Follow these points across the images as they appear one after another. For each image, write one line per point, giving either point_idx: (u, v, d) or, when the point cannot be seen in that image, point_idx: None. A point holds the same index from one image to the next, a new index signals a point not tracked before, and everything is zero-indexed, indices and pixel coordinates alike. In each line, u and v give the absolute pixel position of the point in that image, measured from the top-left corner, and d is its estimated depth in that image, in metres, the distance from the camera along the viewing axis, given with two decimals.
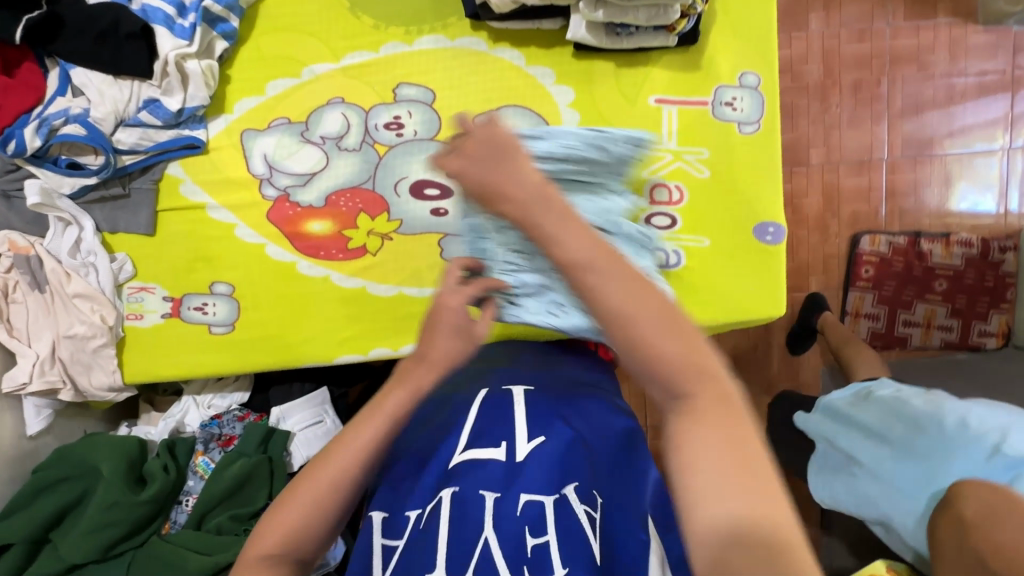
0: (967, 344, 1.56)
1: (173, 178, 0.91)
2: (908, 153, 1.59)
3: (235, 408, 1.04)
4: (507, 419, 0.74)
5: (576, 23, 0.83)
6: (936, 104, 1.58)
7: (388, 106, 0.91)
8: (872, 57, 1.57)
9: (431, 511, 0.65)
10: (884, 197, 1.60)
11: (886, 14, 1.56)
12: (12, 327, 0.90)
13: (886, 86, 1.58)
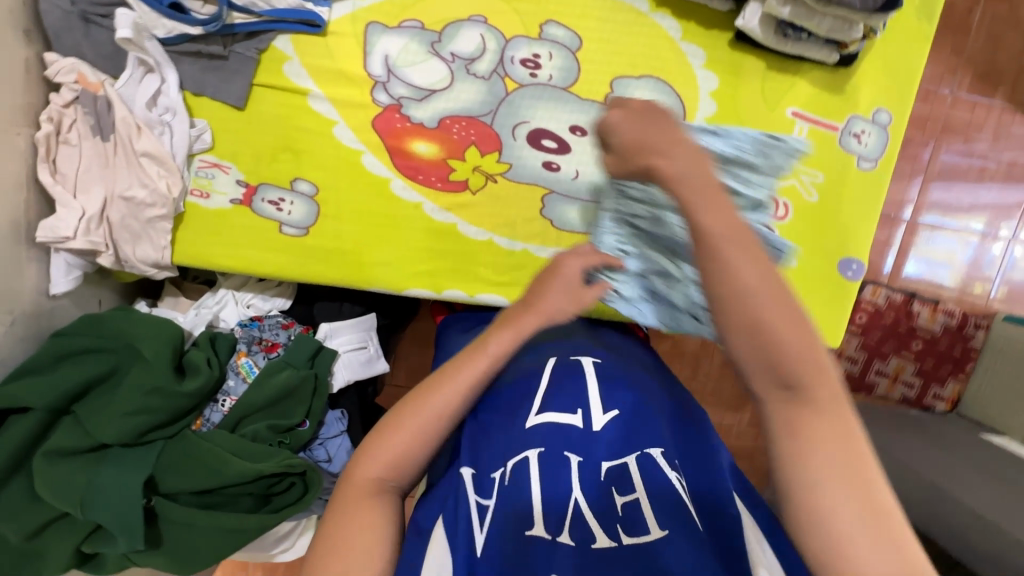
0: (920, 404, 1.67)
1: (279, 52, 0.81)
2: (931, 217, 1.66)
3: (278, 314, 0.97)
4: (581, 388, 0.73)
5: (753, 12, 0.80)
6: (967, 179, 1.66)
7: (530, 41, 0.85)
8: (927, 119, 1.64)
9: (516, 468, 0.64)
10: (895, 253, 1.67)
11: (953, 82, 1.63)
12: (56, 171, 0.77)
13: (931, 149, 1.65)
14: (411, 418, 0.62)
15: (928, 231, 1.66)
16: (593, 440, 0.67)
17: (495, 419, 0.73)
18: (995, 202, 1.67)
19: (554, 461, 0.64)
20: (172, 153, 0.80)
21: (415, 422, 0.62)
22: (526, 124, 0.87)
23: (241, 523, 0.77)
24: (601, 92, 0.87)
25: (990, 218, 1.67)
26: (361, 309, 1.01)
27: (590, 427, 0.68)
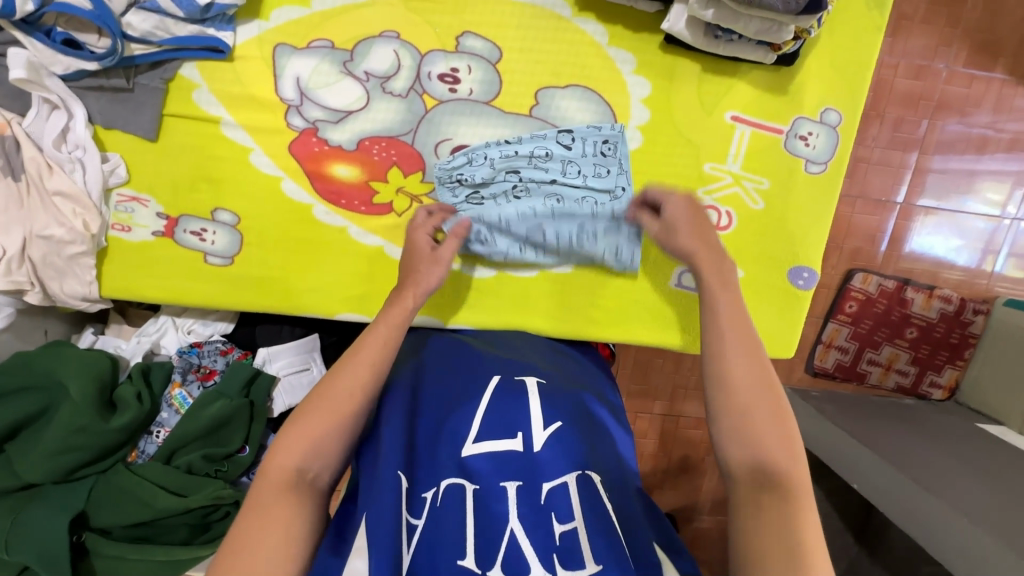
0: (916, 392, 1.62)
1: (186, 81, 0.79)
2: (925, 201, 1.55)
3: (218, 339, 0.97)
4: (523, 408, 0.70)
5: (677, 14, 0.74)
6: (964, 155, 1.54)
7: (447, 54, 0.81)
8: (920, 97, 1.51)
9: (449, 493, 0.63)
10: (887, 239, 1.57)
11: (948, 56, 1.50)
12: None
13: (926, 127, 1.52)
14: (321, 417, 0.60)
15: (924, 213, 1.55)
16: (537, 466, 0.65)
17: (428, 435, 0.69)
18: (996, 171, 1.55)
19: (489, 492, 0.63)
20: (87, 190, 0.79)
21: (322, 420, 0.60)
22: (449, 141, 0.84)
23: (173, 555, 0.79)
24: (525, 104, 0.83)
25: (992, 193, 1.56)
26: (303, 331, 1.00)
27: (531, 452, 0.66)
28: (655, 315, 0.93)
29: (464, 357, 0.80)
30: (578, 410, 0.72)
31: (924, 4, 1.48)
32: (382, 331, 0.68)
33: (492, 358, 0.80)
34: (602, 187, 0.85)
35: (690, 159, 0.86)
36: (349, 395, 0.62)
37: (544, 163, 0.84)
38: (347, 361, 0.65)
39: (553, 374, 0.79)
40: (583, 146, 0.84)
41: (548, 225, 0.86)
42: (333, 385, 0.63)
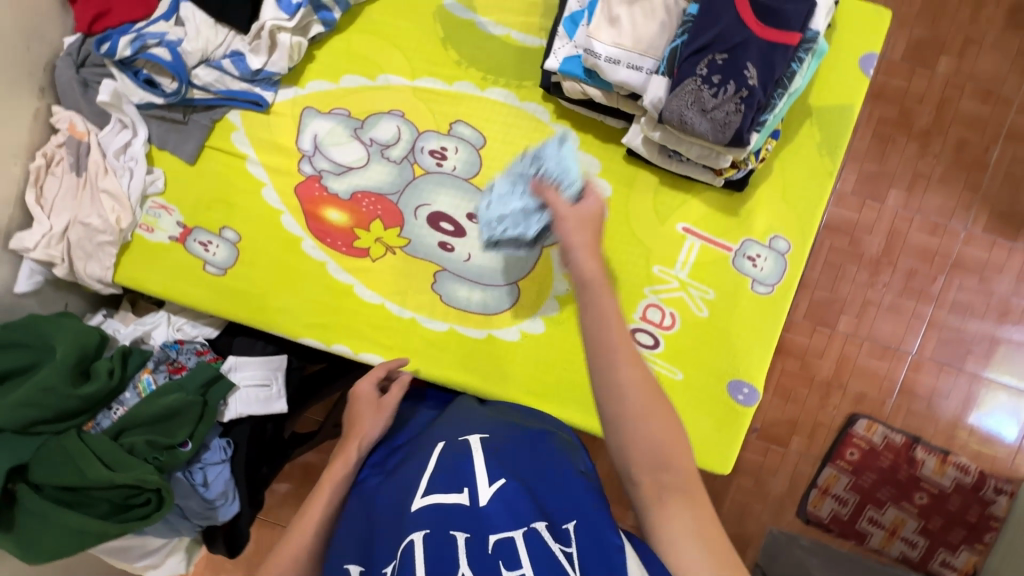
0: (924, 568, 1.44)
1: (229, 123, 0.97)
2: (938, 358, 1.47)
3: (200, 341, 1.09)
4: (467, 469, 0.69)
5: (633, 132, 0.85)
6: (983, 318, 1.46)
7: (440, 135, 0.95)
8: (936, 253, 1.47)
9: (401, 556, 0.60)
10: (897, 391, 1.47)
11: (966, 217, 1.47)
12: (40, 195, 0.95)
13: (941, 284, 1.47)
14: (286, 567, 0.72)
15: (937, 370, 1.46)
16: (482, 519, 0.61)
17: (384, 517, 0.69)
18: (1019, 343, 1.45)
19: (439, 538, 0.60)
20: (130, 191, 0.96)
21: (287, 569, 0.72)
22: (427, 206, 0.96)
23: (85, 526, 0.84)
24: None
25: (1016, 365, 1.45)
26: (272, 349, 1.11)
27: (476, 504, 0.63)
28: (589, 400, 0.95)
29: (435, 427, 0.83)
30: (525, 467, 0.69)
31: (941, 166, 1.47)
32: (325, 493, 0.78)
33: (437, 430, 0.81)
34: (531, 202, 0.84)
35: (641, 259, 0.93)
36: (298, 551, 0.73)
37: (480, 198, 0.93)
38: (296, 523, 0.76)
39: (499, 432, 0.79)
40: None
41: (494, 290, 0.96)
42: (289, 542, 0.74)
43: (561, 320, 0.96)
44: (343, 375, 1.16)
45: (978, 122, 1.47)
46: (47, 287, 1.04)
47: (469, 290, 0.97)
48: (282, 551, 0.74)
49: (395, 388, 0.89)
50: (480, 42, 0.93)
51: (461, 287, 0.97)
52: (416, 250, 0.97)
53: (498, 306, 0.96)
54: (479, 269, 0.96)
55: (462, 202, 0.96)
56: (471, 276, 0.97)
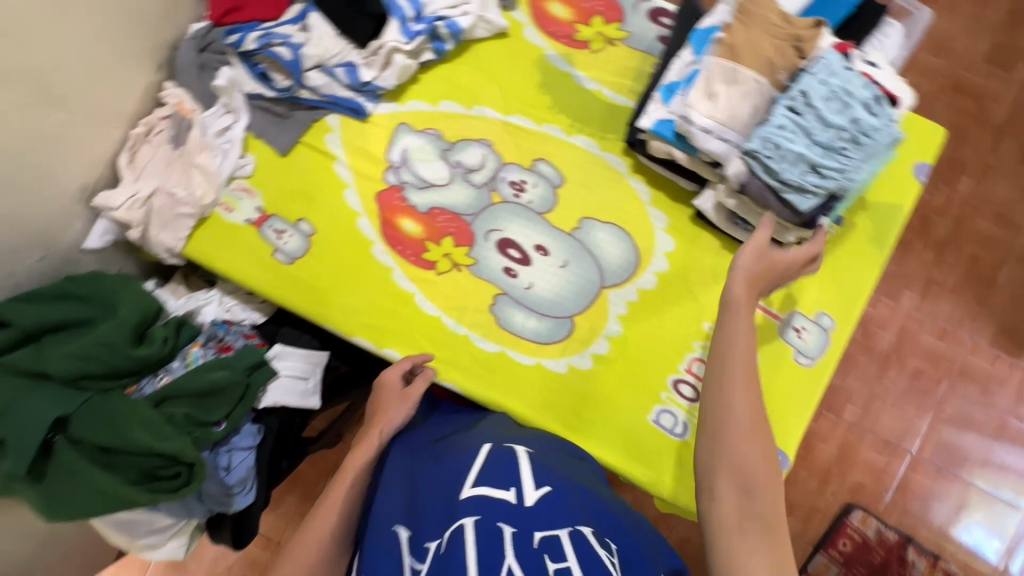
0: None
1: (326, 125, 1.03)
2: (935, 461, 1.50)
3: (246, 326, 1.10)
4: (515, 470, 0.74)
5: (707, 197, 0.93)
6: (981, 429, 1.50)
7: (522, 168, 1.01)
8: (942, 357, 1.54)
9: (452, 538, 0.64)
10: (894, 487, 1.49)
11: (972, 328, 1.54)
12: (132, 159, 1.00)
13: (944, 388, 1.52)
14: (311, 546, 0.76)
15: (934, 473, 1.49)
16: (529, 517, 0.67)
17: (427, 496, 0.73)
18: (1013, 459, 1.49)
19: (490, 525, 0.65)
20: (220, 171, 1.01)
21: (311, 549, 0.76)
22: (498, 231, 1.01)
23: (117, 489, 0.83)
24: (569, 224, 1.00)
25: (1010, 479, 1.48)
26: (316, 343, 1.13)
27: (523, 503, 0.68)
28: (626, 442, 0.97)
29: (479, 428, 0.87)
30: (564, 476, 0.76)
31: (955, 277, 1.56)
32: (347, 480, 0.82)
33: (481, 431, 0.86)
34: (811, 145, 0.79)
35: (694, 314, 0.98)
36: (323, 534, 0.78)
37: (777, 116, 0.80)
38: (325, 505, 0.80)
39: (537, 446, 0.84)
40: (583, 260, 1.00)
41: (549, 321, 1.00)
42: (313, 526, 0.78)
43: (608, 359, 0.99)
44: (372, 382, 1.19)
45: (991, 243, 1.57)
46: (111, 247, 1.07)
47: (526, 318, 1.00)
48: (307, 535, 0.78)
49: (417, 380, 0.92)
50: (573, 93, 1.01)
51: (518, 313, 1.00)
52: (481, 271, 1.01)
53: (550, 338, 1.00)
54: (538, 300, 1.00)
55: (531, 233, 1.01)
56: (527, 305, 1.00)
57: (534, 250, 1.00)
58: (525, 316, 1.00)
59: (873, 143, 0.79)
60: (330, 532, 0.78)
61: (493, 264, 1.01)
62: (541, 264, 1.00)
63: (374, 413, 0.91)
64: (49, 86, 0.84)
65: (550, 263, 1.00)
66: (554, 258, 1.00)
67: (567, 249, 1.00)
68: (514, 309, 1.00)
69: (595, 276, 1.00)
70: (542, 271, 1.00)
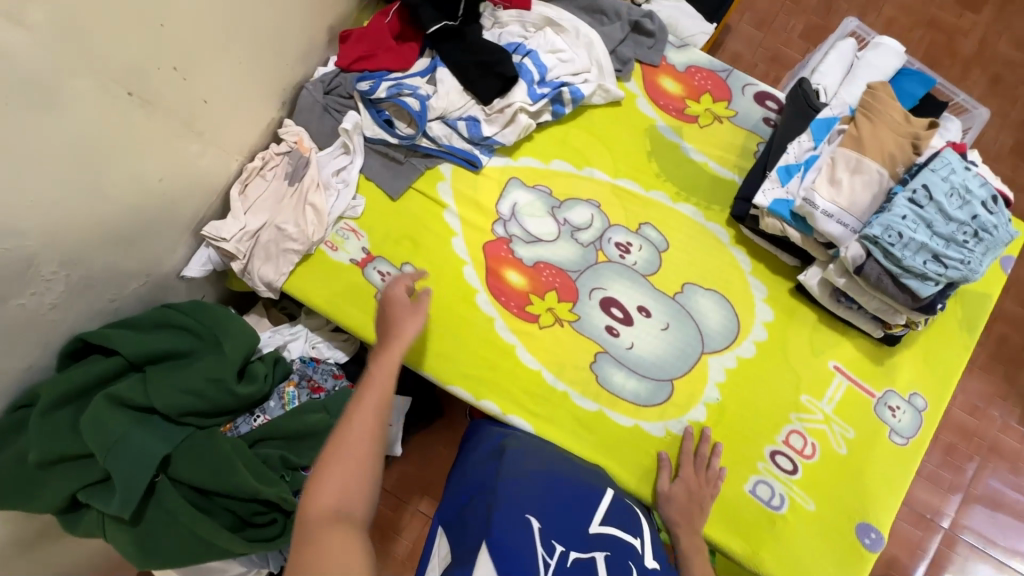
0: None
1: (439, 173, 1.05)
2: (969, 539, 1.49)
3: (333, 364, 1.07)
4: (635, 525, 0.78)
5: (814, 272, 0.96)
6: (1012, 511, 1.51)
7: (628, 231, 1.04)
8: (974, 433, 1.56)
9: (585, 561, 0.68)
10: (926, 563, 1.48)
11: (1003, 407, 1.57)
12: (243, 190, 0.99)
13: (973, 466, 1.54)
14: (341, 456, 0.66)
15: (968, 553, 1.48)
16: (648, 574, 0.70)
17: (550, 499, 0.75)
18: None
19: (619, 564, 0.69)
20: (331, 212, 1.02)
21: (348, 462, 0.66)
22: (602, 290, 1.03)
23: (211, 534, 0.79)
24: (672, 288, 1.03)
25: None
26: (400, 387, 1.09)
27: (644, 562, 0.72)
28: (722, 512, 0.96)
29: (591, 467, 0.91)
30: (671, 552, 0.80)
31: (986, 354, 1.61)
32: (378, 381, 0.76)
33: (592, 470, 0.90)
34: (929, 234, 0.82)
35: (792, 386, 1.00)
36: (360, 437, 0.68)
37: (899, 206, 0.83)
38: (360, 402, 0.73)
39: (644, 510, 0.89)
40: (686, 325, 1.02)
41: (648, 382, 1.00)
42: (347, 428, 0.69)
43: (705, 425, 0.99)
44: None
45: (1020, 326, 1.63)
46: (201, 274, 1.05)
47: (626, 379, 1.00)
48: (342, 437, 0.68)
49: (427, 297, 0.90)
50: (680, 163, 1.06)
51: (618, 373, 1.00)
52: (584, 328, 1.02)
53: (650, 400, 1.00)
54: (639, 361, 1.01)
55: (634, 294, 1.03)
56: (626, 365, 1.01)
57: (636, 310, 1.02)
58: (626, 376, 1.00)
59: (991, 240, 0.83)
60: (354, 427, 0.69)
61: (595, 321, 1.02)
62: (642, 325, 1.02)
63: (383, 327, 0.86)
64: (192, 117, 0.84)
65: (652, 324, 1.02)
66: (655, 320, 1.02)
67: (668, 312, 1.02)
68: (615, 368, 1.01)
69: (696, 342, 1.01)
70: (643, 332, 1.02)
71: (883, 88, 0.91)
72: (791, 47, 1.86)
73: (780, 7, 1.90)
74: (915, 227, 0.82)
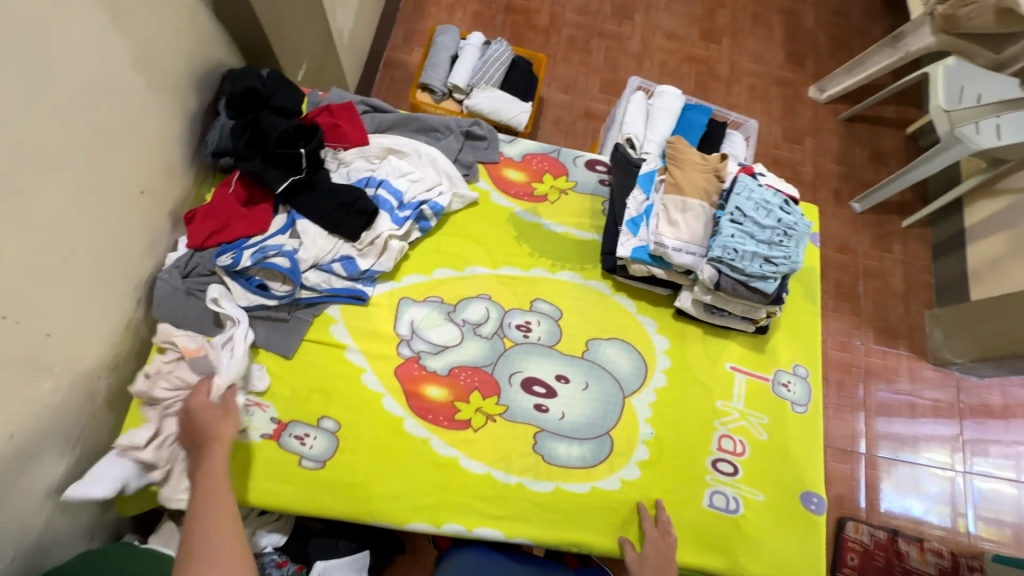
0: None
1: (329, 317, 1.04)
2: (884, 453, 1.72)
3: (271, 552, 0.98)
4: None
5: (685, 296, 1.10)
6: (904, 416, 1.77)
7: (523, 311, 1.12)
8: (851, 364, 1.83)
9: None
10: (864, 489, 1.68)
11: (861, 334, 1.88)
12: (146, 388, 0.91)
13: (862, 390, 1.80)
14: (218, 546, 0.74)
15: (888, 465, 1.71)
16: None
17: None
18: (928, 432, 1.76)
19: None
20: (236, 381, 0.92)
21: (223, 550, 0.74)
22: (519, 372, 1.07)
23: None
24: (579, 348, 1.11)
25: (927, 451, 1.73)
26: (355, 544, 1.02)
27: None
28: (694, 535, 1.03)
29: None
30: None
31: (831, 298, 1.91)
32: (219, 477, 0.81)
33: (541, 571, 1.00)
34: (756, 243, 1.00)
35: (707, 397, 1.11)
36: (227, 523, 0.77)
37: (726, 228, 1.00)
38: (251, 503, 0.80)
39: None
40: (603, 377, 1.09)
41: (591, 443, 1.05)
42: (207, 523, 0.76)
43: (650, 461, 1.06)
44: None
45: (845, 267, 1.98)
46: (86, 515, 0.91)
47: (571, 448, 1.04)
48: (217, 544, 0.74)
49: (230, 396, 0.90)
50: (546, 239, 1.17)
51: (560, 445, 1.04)
52: (515, 415, 1.05)
53: (599, 459, 1.04)
54: (576, 427, 1.06)
55: (548, 366, 1.09)
56: (568, 435, 1.05)
57: (556, 380, 1.08)
58: (569, 445, 1.04)
59: (799, 233, 1.02)
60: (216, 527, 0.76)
61: (523, 404, 1.05)
62: (566, 391, 1.08)
63: (196, 438, 0.85)
64: (35, 358, 0.76)
65: (573, 388, 1.08)
66: (574, 383, 1.08)
67: (584, 372, 1.09)
68: (560, 442, 1.04)
69: (616, 390, 1.09)
70: (569, 398, 1.07)
71: (680, 139, 1.11)
72: (597, 101, 2.17)
73: (576, 72, 2.20)
74: (743, 240, 1.00)
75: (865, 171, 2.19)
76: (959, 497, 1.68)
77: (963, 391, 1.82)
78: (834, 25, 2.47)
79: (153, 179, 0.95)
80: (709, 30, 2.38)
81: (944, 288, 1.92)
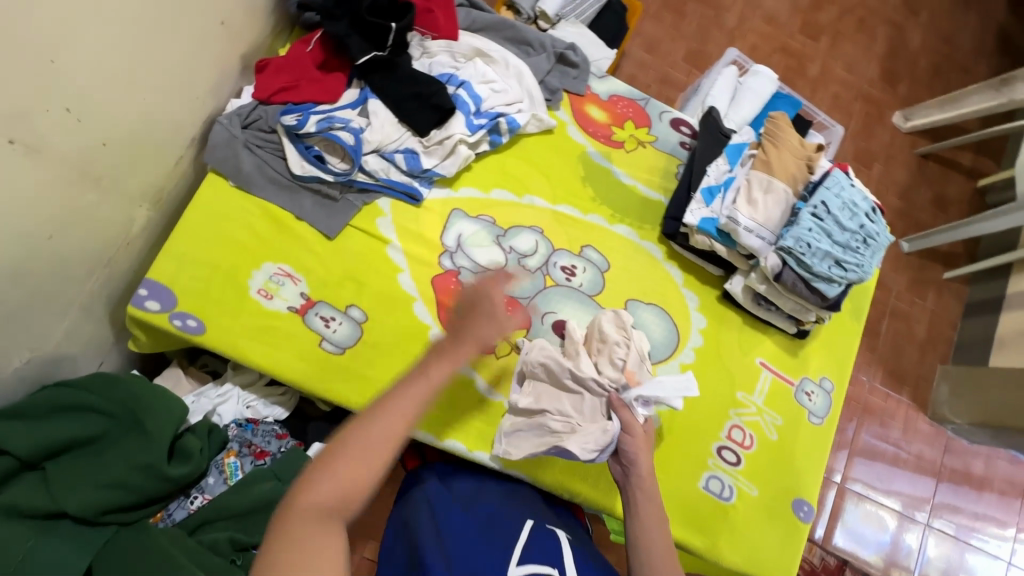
0: None
1: (378, 208, 1.00)
2: (857, 486, 1.73)
3: (273, 423, 0.97)
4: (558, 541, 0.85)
5: (738, 281, 1.07)
6: (886, 461, 1.78)
7: (571, 254, 1.08)
8: (851, 397, 1.82)
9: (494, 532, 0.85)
10: (828, 516, 1.69)
11: (869, 370, 1.86)
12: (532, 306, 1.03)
13: (853, 429, 1.79)
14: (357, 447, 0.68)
15: (857, 498, 1.72)
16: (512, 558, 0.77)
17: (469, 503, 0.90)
18: (904, 481, 1.77)
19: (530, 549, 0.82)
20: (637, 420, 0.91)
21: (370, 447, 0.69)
22: (553, 313, 1.05)
23: None
24: (617, 305, 1.08)
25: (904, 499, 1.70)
26: None
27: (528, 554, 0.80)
28: (682, 512, 1.03)
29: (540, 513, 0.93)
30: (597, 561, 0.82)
31: None
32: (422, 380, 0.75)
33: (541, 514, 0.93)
34: (833, 243, 0.95)
35: (729, 386, 1.09)
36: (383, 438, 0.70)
37: (804, 220, 0.95)
38: (381, 412, 0.72)
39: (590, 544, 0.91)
40: None
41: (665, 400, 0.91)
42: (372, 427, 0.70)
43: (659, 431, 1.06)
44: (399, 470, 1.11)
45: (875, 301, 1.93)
46: (94, 341, 0.89)
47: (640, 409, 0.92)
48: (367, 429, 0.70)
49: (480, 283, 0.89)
50: (613, 188, 1.12)
51: None
52: None
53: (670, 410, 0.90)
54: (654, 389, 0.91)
55: (584, 314, 1.06)
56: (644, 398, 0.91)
57: None
58: None
59: (877, 244, 0.97)
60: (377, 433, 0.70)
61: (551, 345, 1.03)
62: None
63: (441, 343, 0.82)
64: (85, 163, 0.72)
65: None
66: None
67: None
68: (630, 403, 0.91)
69: None
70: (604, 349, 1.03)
71: (783, 117, 1.04)
72: (677, 70, 2.05)
73: (664, 33, 2.08)
74: (819, 238, 0.95)
75: (924, 212, 2.11)
76: (917, 551, 1.70)
77: (949, 451, 1.82)
78: (938, 54, 2.32)
79: (232, 15, 0.89)
80: (811, 24, 2.24)
81: (964, 347, 1.89)
